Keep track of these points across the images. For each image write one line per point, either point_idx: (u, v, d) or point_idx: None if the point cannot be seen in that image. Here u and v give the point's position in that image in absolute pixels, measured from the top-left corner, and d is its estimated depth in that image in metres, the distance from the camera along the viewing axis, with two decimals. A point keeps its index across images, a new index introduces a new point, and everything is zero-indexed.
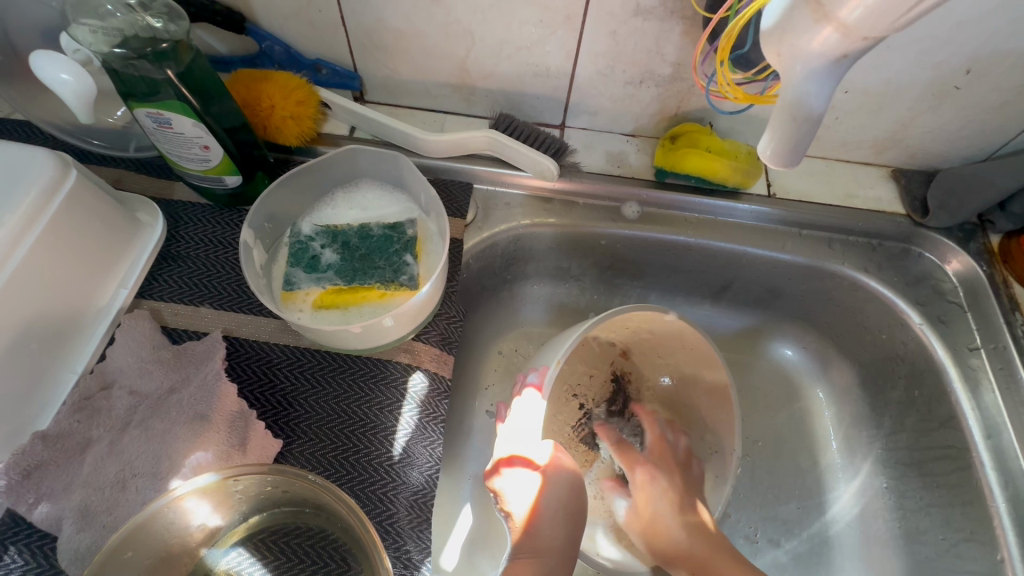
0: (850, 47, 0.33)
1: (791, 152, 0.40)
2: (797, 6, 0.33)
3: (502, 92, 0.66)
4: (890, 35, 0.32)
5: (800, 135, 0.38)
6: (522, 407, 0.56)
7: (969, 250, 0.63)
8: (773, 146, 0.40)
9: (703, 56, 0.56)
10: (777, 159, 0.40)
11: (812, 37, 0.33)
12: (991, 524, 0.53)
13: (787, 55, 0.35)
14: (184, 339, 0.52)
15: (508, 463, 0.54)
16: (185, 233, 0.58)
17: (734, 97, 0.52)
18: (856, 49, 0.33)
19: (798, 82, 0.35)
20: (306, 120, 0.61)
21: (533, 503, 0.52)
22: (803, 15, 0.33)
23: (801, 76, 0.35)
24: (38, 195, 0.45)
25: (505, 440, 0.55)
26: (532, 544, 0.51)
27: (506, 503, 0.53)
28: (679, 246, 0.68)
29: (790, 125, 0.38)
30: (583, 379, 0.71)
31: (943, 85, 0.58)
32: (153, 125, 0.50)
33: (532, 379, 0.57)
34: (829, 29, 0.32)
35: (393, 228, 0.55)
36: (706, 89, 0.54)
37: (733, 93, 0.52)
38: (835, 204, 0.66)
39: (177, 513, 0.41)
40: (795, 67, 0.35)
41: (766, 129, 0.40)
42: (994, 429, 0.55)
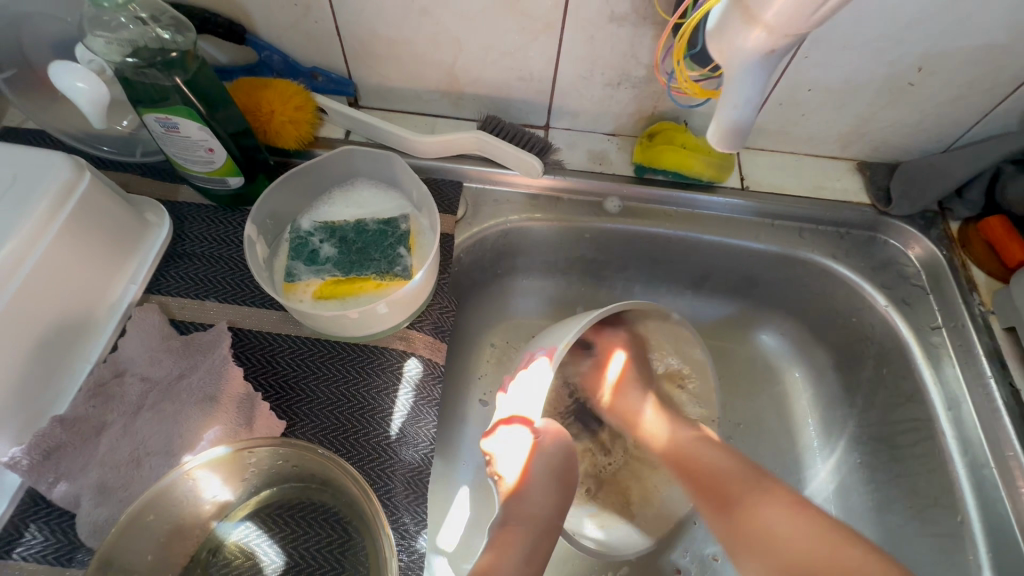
0: (775, 44, 0.38)
1: (734, 135, 0.46)
2: (730, 11, 0.38)
3: (489, 95, 0.70)
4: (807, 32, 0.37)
5: (742, 118, 0.45)
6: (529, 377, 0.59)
7: (930, 236, 0.68)
8: (721, 132, 0.46)
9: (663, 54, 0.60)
10: (724, 141, 0.47)
11: (744, 37, 0.38)
12: (953, 489, 0.56)
13: (725, 51, 0.41)
14: (191, 330, 0.55)
15: (508, 423, 0.57)
16: (191, 232, 0.61)
17: (693, 92, 0.55)
18: (781, 45, 0.39)
19: (736, 75, 0.41)
20: (304, 124, 0.65)
21: (522, 469, 0.57)
22: (736, 19, 0.38)
23: (737, 69, 0.41)
24: (56, 195, 0.48)
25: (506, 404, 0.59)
26: (517, 508, 0.55)
27: (496, 466, 0.57)
28: (659, 238, 0.72)
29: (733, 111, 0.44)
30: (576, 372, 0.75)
31: (898, 82, 0.62)
32: (160, 130, 0.54)
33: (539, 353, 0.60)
34: (757, 31, 0.38)
35: (387, 223, 0.59)
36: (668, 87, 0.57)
37: (691, 89, 0.55)
38: (804, 196, 0.70)
39: (191, 486, 0.43)
40: (733, 58, 0.40)
41: (715, 116, 0.46)
42: (954, 400, 0.59)
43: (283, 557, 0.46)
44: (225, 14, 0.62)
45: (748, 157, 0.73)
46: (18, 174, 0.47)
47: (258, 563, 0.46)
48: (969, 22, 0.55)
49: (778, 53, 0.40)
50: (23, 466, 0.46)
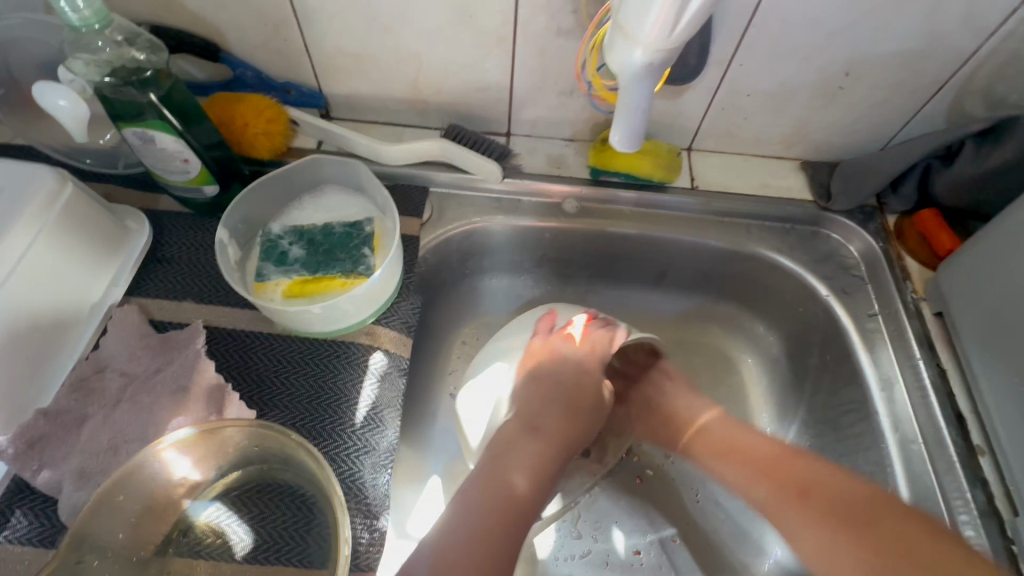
0: (652, 58, 0.44)
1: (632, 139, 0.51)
2: (615, 32, 0.44)
3: (451, 105, 0.74)
4: (677, 46, 0.42)
5: (634, 121, 0.50)
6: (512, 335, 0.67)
7: (868, 229, 0.72)
8: (621, 135, 0.52)
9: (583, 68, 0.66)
10: (625, 144, 0.52)
11: (627, 53, 0.44)
12: (885, 464, 0.60)
13: (615, 62, 0.46)
14: (168, 329, 0.59)
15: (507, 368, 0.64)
16: (169, 239, 0.65)
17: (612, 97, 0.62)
18: (660, 59, 0.44)
19: (626, 86, 0.46)
20: (276, 136, 0.69)
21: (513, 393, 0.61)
22: (620, 38, 0.44)
23: (627, 80, 0.46)
24: (41, 204, 0.52)
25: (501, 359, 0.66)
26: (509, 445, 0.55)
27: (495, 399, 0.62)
28: (615, 236, 0.76)
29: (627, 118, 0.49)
30: None
31: (829, 85, 0.67)
32: (139, 143, 0.58)
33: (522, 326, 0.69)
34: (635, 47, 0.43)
35: (352, 226, 0.63)
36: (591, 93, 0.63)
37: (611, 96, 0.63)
38: (751, 194, 0.75)
39: (161, 467, 0.47)
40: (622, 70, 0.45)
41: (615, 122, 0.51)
42: (888, 382, 0.63)
43: (251, 535, 0.50)
44: (200, 34, 0.67)
45: (698, 159, 0.77)
46: (6, 186, 0.52)
47: (228, 542, 0.50)
48: (886, 30, 0.60)
49: (660, 65, 0.45)
50: (9, 455, 0.49)
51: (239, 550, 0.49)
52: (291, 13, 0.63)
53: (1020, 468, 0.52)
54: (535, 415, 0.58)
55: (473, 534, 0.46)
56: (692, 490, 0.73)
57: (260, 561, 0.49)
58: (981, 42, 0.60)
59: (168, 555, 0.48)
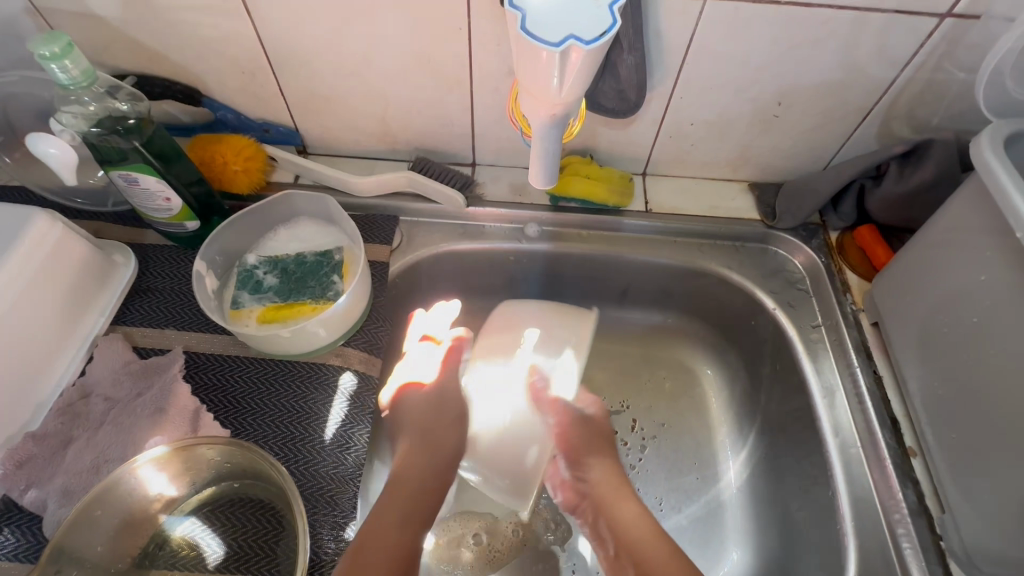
0: (555, 111, 0.51)
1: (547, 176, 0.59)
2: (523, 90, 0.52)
3: (418, 139, 0.79)
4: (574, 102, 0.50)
5: (544, 163, 0.58)
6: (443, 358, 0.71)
7: (812, 245, 0.76)
8: (535, 171, 0.59)
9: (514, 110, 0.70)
10: (539, 178, 0.60)
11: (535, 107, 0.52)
12: (827, 467, 0.63)
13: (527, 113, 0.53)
14: (150, 354, 0.63)
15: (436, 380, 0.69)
16: (154, 270, 0.70)
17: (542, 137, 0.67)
18: (562, 112, 0.51)
19: (538, 135, 0.54)
20: (255, 172, 0.74)
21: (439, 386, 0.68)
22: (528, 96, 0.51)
23: (537, 129, 0.54)
24: (31, 242, 0.57)
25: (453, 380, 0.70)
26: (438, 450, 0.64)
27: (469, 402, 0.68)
28: (576, 257, 0.81)
29: (539, 160, 0.57)
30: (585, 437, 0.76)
31: (765, 114, 0.72)
32: (124, 184, 0.63)
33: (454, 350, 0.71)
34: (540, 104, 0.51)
35: (323, 255, 0.68)
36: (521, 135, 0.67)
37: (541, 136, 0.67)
38: (701, 214, 0.79)
39: (138, 483, 0.51)
40: (533, 119, 0.53)
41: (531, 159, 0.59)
42: (829, 389, 0.67)
43: (223, 547, 0.53)
44: (184, 81, 0.72)
45: (652, 183, 0.82)
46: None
47: (201, 554, 0.53)
48: (808, 64, 0.65)
49: (564, 118, 0.53)
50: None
51: (211, 561, 0.52)
52: (265, 61, 0.69)
53: (946, 467, 0.56)
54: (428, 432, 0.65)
55: (400, 521, 0.57)
56: (655, 499, 0.76)
57: (230, 570, 0.52)
58: (896, 73, 0.65)
59: (145, 567, 0.51)
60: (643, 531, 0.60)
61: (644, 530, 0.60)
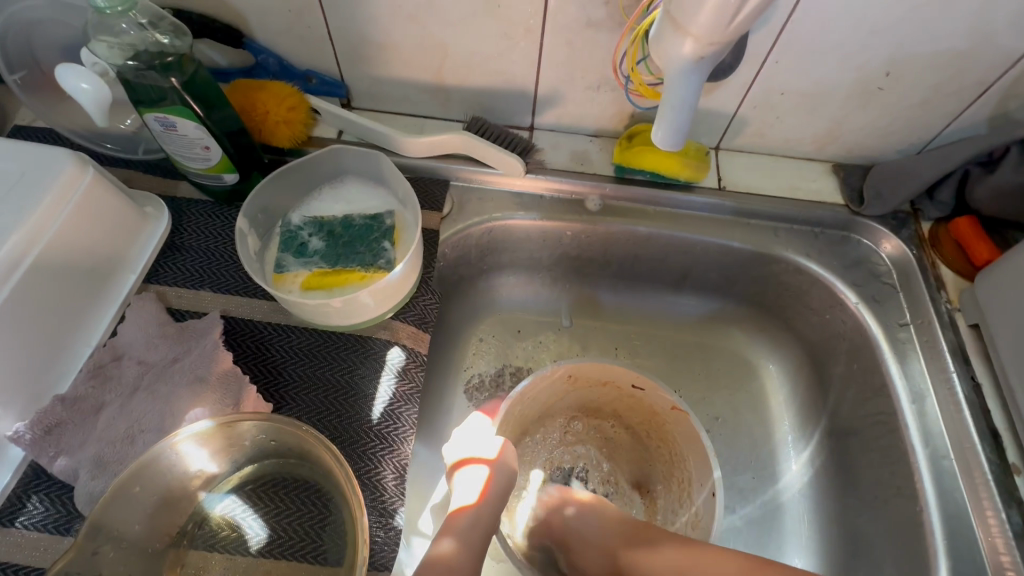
0: (703, 53, 0.46)
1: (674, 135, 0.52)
2: (666, 25, 0.46)
3: (475, 97, 0.72)
4: (728, 40, 0.44)
5: (677, 117, 0.51)
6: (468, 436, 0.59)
7: (901, 235, 0.69)
8: (661, 129, 0.52)
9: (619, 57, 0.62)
10: (665, 139, 0.53)
11: (679, 45, 0.46)
12: (913, 478, 0.58)
13: (663, 57, 0.48)
14: (186, 318, 0.59)
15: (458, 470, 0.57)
16: (188, 226, 0.64)
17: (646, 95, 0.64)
18: (709, 53, 0.46)
19: (675, 78, 0.48)
20: (297, 124, 0.68)
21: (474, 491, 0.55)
22: (672, 33, 0.46)
23: (675, 73, 0.48)
24: (61, 188, 0.51)
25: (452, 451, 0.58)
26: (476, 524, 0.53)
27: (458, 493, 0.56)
28: (640, 236, 0.74)
29: (672, 111, 0.50)
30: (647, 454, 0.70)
31: (867, 85, 0.64)
32: (160, 129, 0.57)
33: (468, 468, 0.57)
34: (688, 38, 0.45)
35: (373, 219, 0.62)
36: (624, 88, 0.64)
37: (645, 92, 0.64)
38: (780, 195, 0.73)
39: (178, 459, 0.46)
40: (672, 62, 0.47)
41: (657, 115, 0.52)
42: (919, 394, 0.61)
43: (266, 530, 0.49)
44: (224, 18, 0.65)
45: (726, 158, 0.75)
46: (27, 169, 0.51)
47: (243, 536, 0.49)
48: (931, 29, 0.57)
49: (709, 60, 0.47)
50: (27, 440, 0.49)
51: (253, 544, 0.49)
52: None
53: None
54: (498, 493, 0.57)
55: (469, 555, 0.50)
56: None
57: (275, 556, 0.48)
58: None
59: (183, 547, 0.48)
60: (676, 562, 0.53)
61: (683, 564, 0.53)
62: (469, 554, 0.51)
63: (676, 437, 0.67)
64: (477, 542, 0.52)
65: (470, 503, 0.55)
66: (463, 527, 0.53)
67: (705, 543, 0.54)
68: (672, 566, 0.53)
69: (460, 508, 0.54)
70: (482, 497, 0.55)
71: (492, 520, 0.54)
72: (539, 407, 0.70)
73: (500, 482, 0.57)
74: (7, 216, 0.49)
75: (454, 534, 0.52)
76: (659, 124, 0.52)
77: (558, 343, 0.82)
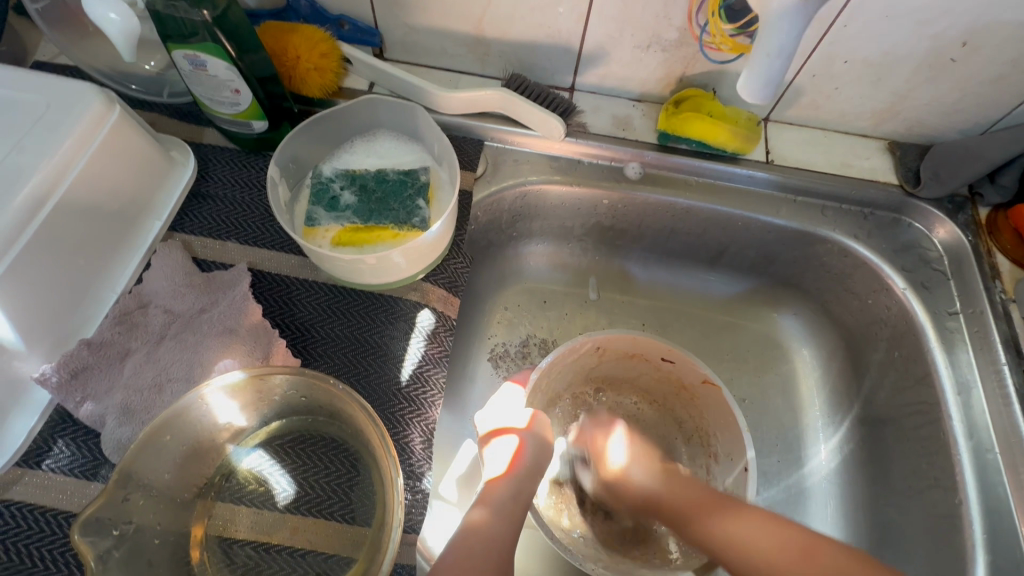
0: None
1: (764, 87, 0.48)
2: None
3: (515, 53, 0.68)
4: None
5: (771, 68, 0.46)
6: (504, 402, 0.60)
7: (957, 220, 0.66)
8: (749, 81, 0.48)
9: (698, 6, 0.57)
10: (751, 93, 0.48)
11: None
12: (954, 471, 0.57)
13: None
14: (212, 269, 0.57)
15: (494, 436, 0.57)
16: (214, 174, 0.62)
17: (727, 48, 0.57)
18: None
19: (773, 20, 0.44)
20: (329, 73, 0.65)
21: (508, 462, 0.54)
22: None
23: (775, 16, 0.44)
24: (87, 126, 0.49)
25: (487, 417, 0.59)
26: (516, 490, 0.52)
27: (488, 466, 0.55)
28: (679, 209, 0.71)
29: (766, 61, 0.46)
30: (671, 429, 0.70)
31: (940, 57, 0.60)
32: (189, 67, 0.54)
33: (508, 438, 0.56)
34: None
35: (407, 174, 0.59)
36: (700, 41, 0.58)
37: (725, 44, 0.57)
38: (831, 172, 0.69)
39: (206, 409, 0.45)
40: (772, 4, 0.43)
41: (745, 65, 0.48)
42: (964, 385, 0.59)
43: (293, 487, 0.48)
44: None
45: (775, 131, 0.71)
46: (51, 103, 0.48)
47: (270, 491, 0.48)
48: None
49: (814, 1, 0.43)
50: (53, 383, 0.48)
51: (280, 500, 0.48)
52: None
53: None
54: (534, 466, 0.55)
55: (502, 525, 0.49)
56: None
57: (302, 512, 0.47)
58: None
59: (210, 499, 0.47)
60: (754, 541, 0.48)
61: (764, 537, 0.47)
62: (503, 523, 0.49)
63: (704, 412, 0.66)
64: (510, 510, 0.51)
65: (499, 474, 0.54)
66: (495, 498, 0.52)
67: (797, 531, 0.47)
68: (763, 543, 0.47)
69: (492, 478, 0.53)
70: (512, 468, 0.54)
71: (526, 489, 0.53)
72: (568, 377, 0.68)
73: (531, 451, 0.56)
74: (31, 152, 0.46)
75: (486, 504, 0.51)
76: (747, 77, 0.48)
77: (585, 315, 0.80)
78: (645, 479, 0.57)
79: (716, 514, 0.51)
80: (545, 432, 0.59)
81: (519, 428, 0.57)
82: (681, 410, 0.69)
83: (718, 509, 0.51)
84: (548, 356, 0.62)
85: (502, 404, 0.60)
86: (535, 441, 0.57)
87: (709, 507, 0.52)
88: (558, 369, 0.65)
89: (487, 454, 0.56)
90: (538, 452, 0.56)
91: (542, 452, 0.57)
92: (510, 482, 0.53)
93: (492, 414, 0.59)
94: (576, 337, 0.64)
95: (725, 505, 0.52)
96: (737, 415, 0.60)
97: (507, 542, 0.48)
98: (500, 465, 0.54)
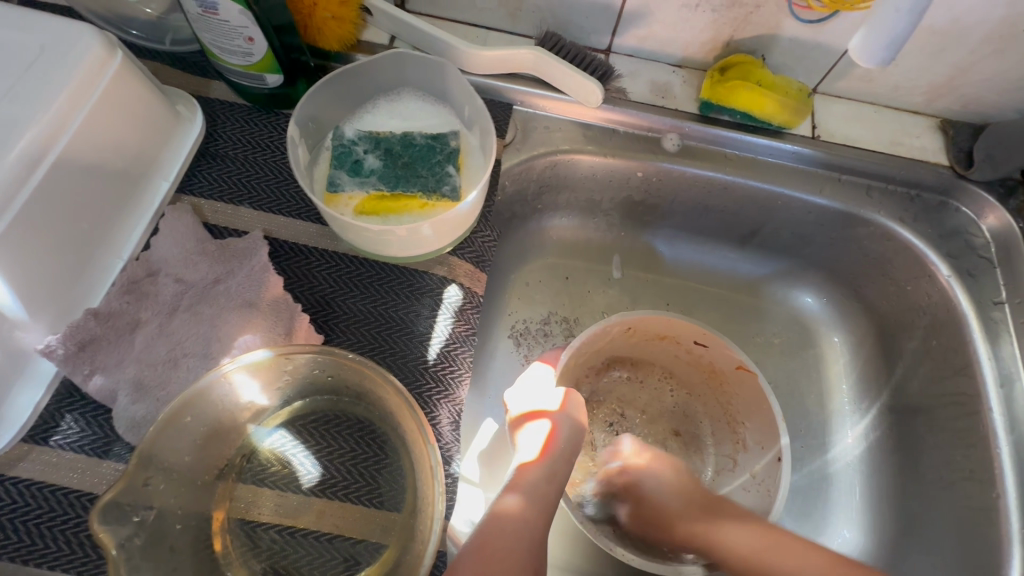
0: None
1: (882, 49, 0.44)
2: None
3: (550, 9, 0.63)
4: None
5: (895, 24, 0.43)
6: (533, 379, 0.58)
7: (1008, 206, 0.62)
8: (866, 39, 0.45)
9: None
10: (867, 54, 0.45)
11: None
12: (991, 464, 0.56)
13: None
14: (225, 236, 0.53)
15: (525, 419, 0.55)
16: (224, 132, 0.57)
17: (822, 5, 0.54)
18: None
19: None
20: (347, 23, 0.59)
21: (541, 446, 0.52)
22: None
23: None
24: (87, 74, 0.44)
25: (517, 398, 0.57)
26: (549, 474, 0.51)
27: (519, 451, 0.53)
28: (716, 183, 0.67)
29: (893, 16, 0.42)
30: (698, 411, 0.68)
31: (1013, 27, 0.55)
32: (198, 10, 0.48)
33: (541, 421, 0.54)
34: None
35: (435, 138, 0.55)
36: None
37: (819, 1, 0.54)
38: (879, 150, 0.65)
39: (228, 387, 0.43)
40: None
41: (865, 22, 0.45)
42: (1007, 378, 0.58)
43: (318, 469, 0.46)
44: None
45: (822, 103, 0.67)
46: (45, 47, 0.43)
47: (293, 473, 0.46)
48: None
49: None
50: (58, 356, 0.45)
51: (305, 482, 0.45)
52: None
53: None
54: (569, 452, 0.53)
55: (539, 513, 0.47)
56: None
57: (328, 496, 0.45)
58: None
59: (231, 481, 0.45)
60: (752, 543, 0.50)
61: (779, 556, 0.49)
62: (535, 509, 0.47)
63: (733, 398, 0.65)
64: (544, 496, 0.49)
65: (532, 459, 0.51)
66: (527, 483, 0.49)
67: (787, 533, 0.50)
68: (795, 565, 0.48)
69: (523, 463, 0.51)
70: (545, 452, 0.52)
71: (559, 472, 0.51)
72: (596, 356, 0.66)
73: (564, 434, 0.54)
74: (25, 101, 0.42)
75: (518, 490, 0.49)
76: (863, 37, 0.45)
77: (607, 294, 0.76)
78: (663, 489, 0.56)
79: (722, 522, 0.53)
80: (579, 411, 0.57)
81: (551, 409, 0.55)
82: (710, 394, 0.67)
83: (716, 512, 0.54)
84: (582, 333, 0.60)
85: (531, 384, 0.57)
86: (568, 423, 0.55)
87: (705, 513, 0.54)
88: (586, 346, 0.62)
89: (517, 438, 0.55)
90: (571, 433, 0.54)
91: (576, 433, 0.55)
92: (544, 466, 0.51)
93: (521, 396, 0.57)
94: (605, 318, 0.61)
95: (730, 512, 0.54)
96: (774, 400, 0.58)
97: (545, 531, 0.46)
98: (531, 449, 0.52)
